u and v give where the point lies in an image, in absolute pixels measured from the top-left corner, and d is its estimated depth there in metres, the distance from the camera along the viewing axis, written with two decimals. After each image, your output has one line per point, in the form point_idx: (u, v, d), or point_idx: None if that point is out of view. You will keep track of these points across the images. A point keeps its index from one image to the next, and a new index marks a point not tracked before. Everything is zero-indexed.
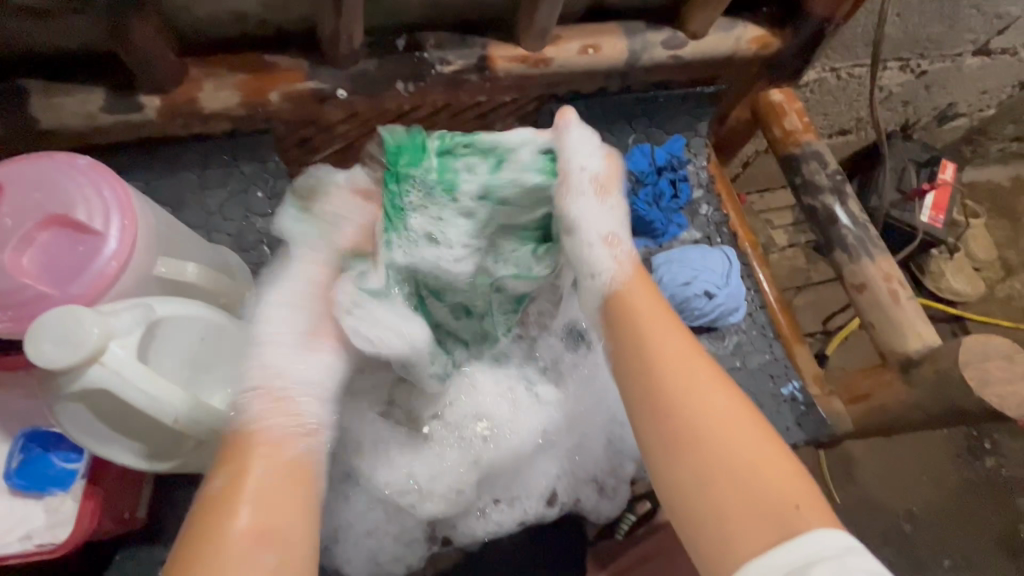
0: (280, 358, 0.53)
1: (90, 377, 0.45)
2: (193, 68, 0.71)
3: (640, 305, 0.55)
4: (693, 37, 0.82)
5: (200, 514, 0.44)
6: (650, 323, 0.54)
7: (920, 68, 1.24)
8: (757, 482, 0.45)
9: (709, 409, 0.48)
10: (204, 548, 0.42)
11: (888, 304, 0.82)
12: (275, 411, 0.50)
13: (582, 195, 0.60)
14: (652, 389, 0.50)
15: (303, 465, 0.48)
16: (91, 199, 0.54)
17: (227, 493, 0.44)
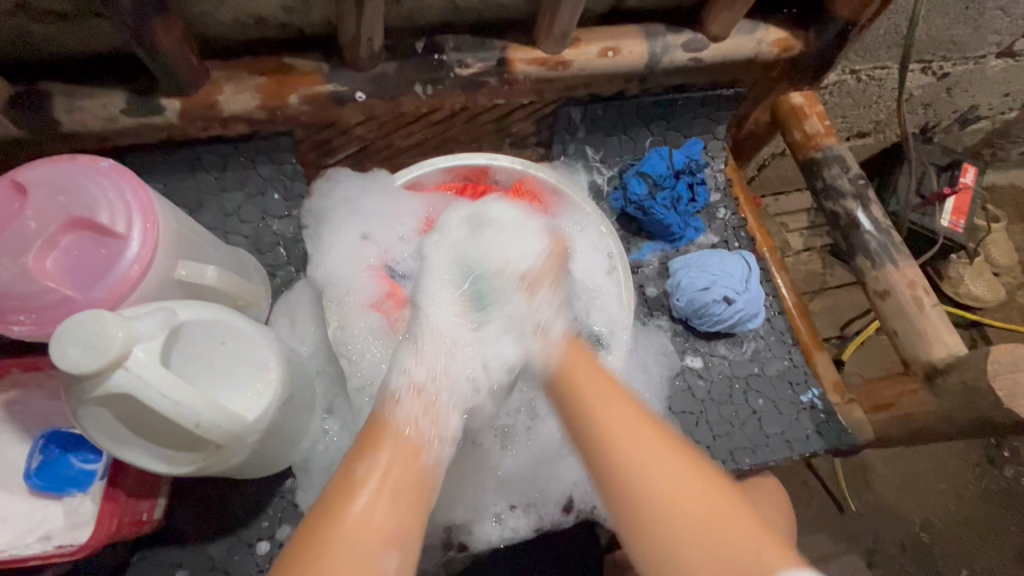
0: (434, 358, 0.60)
1: (115, 382, 0.45)
2: (214, 70, 0.71)
3: (584, 370, 0.58)
4: (714, 39, 0.81)
5: (326, 503, 0.50)
6: (591, 387, 0.56)
7: (943, 70, 1.22)
8: (708, 513, 0.48)
9: (657, 448, 0.51)
10: (329, 536, 0.47)
11: (913, 311, 0.81)
12: (413, 408, 0.56)
13: (517, 291, 0.64)
14: (616, 431, 0.53)
15: (430, 477, 0.54)
16: (114, 202, 0.54)
17: (356, 486, 0.50)
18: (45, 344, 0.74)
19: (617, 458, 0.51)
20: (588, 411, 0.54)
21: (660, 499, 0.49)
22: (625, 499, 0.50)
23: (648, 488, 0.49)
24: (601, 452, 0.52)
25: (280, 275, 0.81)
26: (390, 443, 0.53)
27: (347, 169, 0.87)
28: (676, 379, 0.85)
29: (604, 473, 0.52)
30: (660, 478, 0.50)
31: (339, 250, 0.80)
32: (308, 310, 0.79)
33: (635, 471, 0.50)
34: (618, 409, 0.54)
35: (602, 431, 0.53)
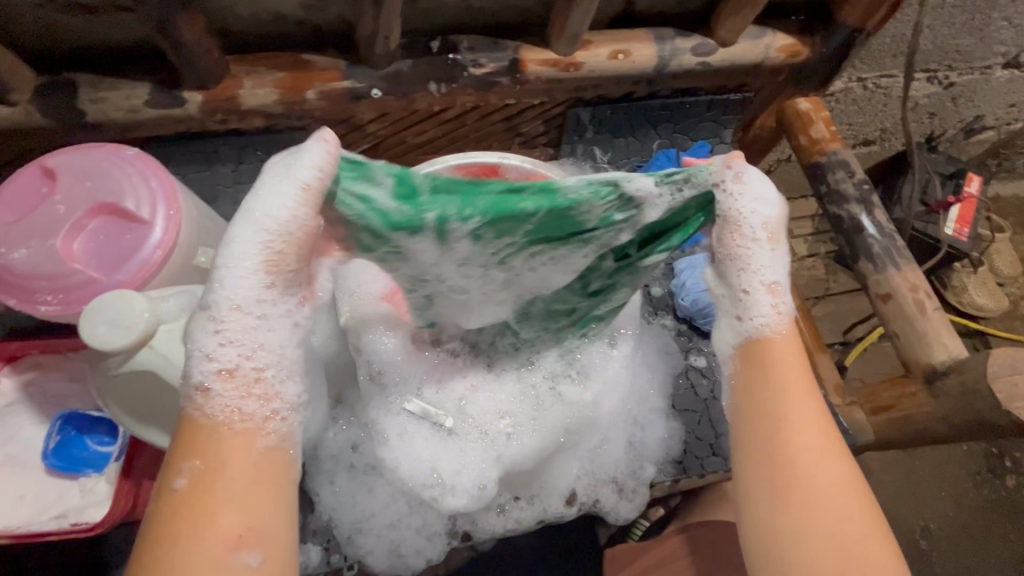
0: (268, 335, 0.45)
1: (139, 359, 0.47)
2: (234, 65, 0.73)
3: (781, 357, 0.52)
4: (722, 44, 0.83)
5: (163, 514, 0.41)
6: (782, 372, 0.52)
7: (948, 80, 1.23)
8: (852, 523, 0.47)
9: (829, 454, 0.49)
10: (175, 551, 0.39)
11: (914, 314, 0.82)
12: (229, 393, 0.44)
13: (749, 246, 0.52)
14: (780, 417, 0.50)
15: (276, 460, 0.44)
16: (139, 189, 0.56)
17: (176, 502, 0.41)
18: (64, 328, 0.76)
19: (784, 443, 0.49)
20: (778, 387, 0.51)
21: (811, 492, 0.47)
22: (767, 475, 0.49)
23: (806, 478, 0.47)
24: (758, 421, 0.50)
25: None
26: (208, 445, 0.42)
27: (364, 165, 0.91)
28: (682, 377, 0.85)
29: (755, 445, 0.50)
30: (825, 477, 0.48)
31: None
32: None
33: (801, 461, 0.48)
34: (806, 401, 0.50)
35: (775, 412, 0.50)
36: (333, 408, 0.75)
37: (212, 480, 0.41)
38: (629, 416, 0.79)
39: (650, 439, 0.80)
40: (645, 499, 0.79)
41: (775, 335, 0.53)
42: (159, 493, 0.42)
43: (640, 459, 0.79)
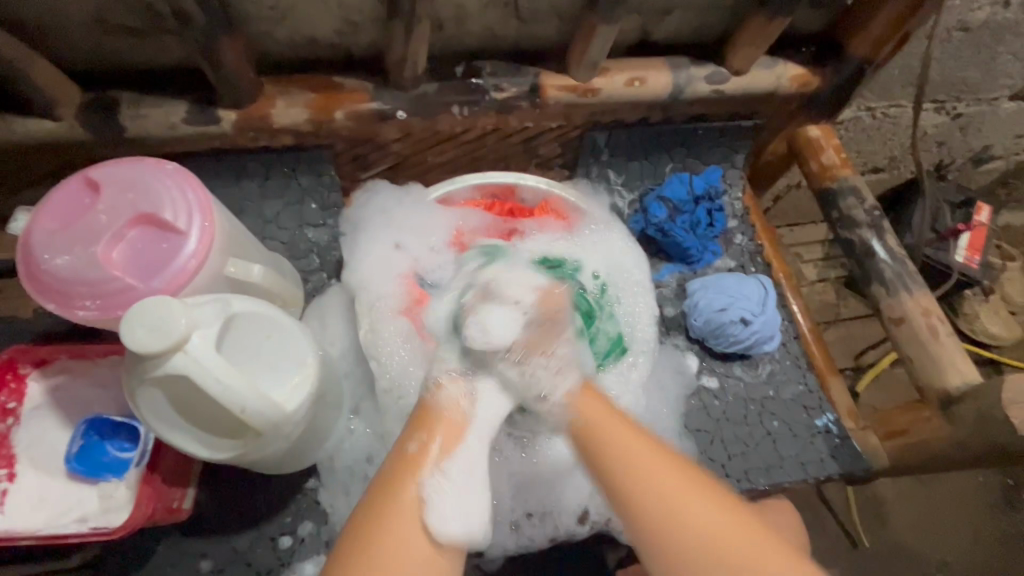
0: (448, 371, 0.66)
1: (174, 364, 0.48)
2: (268, 86, 0.76)
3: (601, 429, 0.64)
4: (735, 72, 0.86)
5: (383, 485, 0.59)
6: (605, 420, 0.64)
7: (956, 110, 1.26)
8: (730, 525, 0.57)
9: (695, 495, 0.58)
10: (384, 511, 0.56)
11: (929, 340, 0.81)
12: (453, 389, 0.65)
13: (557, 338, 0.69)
14: (637, 470, 0.60)
15: (463, 438, 0.62)
16: (177, 201, 0.58)
17: (414, 463, 0.60)
18: (92, 334, 0.78)
19: (648, 496, 0.58)
20: (624, 466, 0.60)
21: (687, 513, 0.57)
22: (664, 515, 0.57)
23: (674, 509, 0.57)
24: (623, 480, 0.60)
25: (312, 281, 0.87)
26: (438, 429, 0.62)
27: (387, 182, 0.93)
28: (693, 398, 0.88)
29: (645, 501, 0.59)
30: (685, 500, 0.58)
31: (372, 258, 0.83)
32: (339, 316, 0.83)
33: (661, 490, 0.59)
34: (637, 443, 0.62)
35: (636, 473, 0.60)
36: (349, 419, 0.77)
37: (424, 455, 0.60)
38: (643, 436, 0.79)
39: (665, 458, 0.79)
40: None
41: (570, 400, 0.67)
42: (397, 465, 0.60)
43: None
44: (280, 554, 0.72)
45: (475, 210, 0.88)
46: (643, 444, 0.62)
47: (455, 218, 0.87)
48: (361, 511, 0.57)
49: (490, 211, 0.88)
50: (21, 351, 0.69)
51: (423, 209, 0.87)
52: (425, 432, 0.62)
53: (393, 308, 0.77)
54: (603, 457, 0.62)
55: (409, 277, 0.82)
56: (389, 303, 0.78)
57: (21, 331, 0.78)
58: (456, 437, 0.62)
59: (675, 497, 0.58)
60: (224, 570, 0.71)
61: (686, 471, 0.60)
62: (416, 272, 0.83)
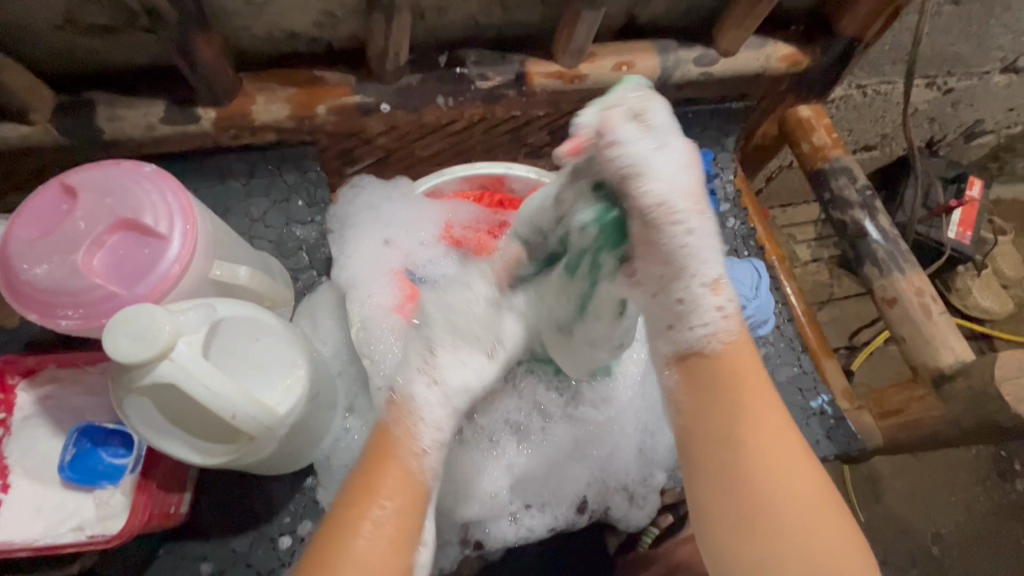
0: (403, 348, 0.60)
1: (161, 373, 0.47)
2: (248, 82, 0.75)
3: (736, 368, 0.47)
4: (724, 54, 0.84)
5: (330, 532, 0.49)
6: (753, 388, 0.46)
7: (947, 85, 1.25)
8: (833, 533, 0.45)
9: (803, 484, 0.45)
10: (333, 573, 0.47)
11: (921, 319, 0.80)
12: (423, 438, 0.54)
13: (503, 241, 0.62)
14: (770, 489, 0.44)
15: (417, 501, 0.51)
16: (157, 205, 0.57)
17: (364, 503, 0.50)
18: (81, 342, 0.77)
19: (768, 511, 0.44)
20: (753, 470, 0.45)
21: (811, 549, 0.44)
22: (784, 549, 0.44)
23: (806, 527, 0.44)
24: (742, 490, 0.45)
25: (303, 278, 0.86)
26: (394, 491, 0.50)
27: (372, 176, 0.91)
28: None
29: (731, 498, 0.45)
30: (809, 521, 0.44)
31: (362, 254, 0.83)
32: (327, 315, 0.82)
33: (759, 481, 0.45)
34: (777, 444, 0.46)
35: (770, 484, 0.44)
36: (345, 418, 0.77)
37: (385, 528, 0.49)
38: (642, 424, 0.79)
39: (662, 447, 0.80)
40: (655, 505, 0.80)
41: (726, 344, 0.47)
42: (353, 508, 0.49)
43: (651, 466, 0.80)
44: (281, 554, 0.73)
45: (464, 202, 0.86)
46: (775, 448, 0.45)
47: (445, 211, 0.86)
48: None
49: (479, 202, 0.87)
50: (9, 362, 0.68)
51: (410, 203, 0.86)
52: (372, 499, 0.50)
53: (383, 306, 0.78)
54: (723, 456, 0.46)
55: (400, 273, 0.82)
56: (379, 299, 0.78)
57: (7, 340, 0.77)
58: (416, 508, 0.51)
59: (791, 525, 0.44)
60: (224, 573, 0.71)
61: (809, 498, 0.45)
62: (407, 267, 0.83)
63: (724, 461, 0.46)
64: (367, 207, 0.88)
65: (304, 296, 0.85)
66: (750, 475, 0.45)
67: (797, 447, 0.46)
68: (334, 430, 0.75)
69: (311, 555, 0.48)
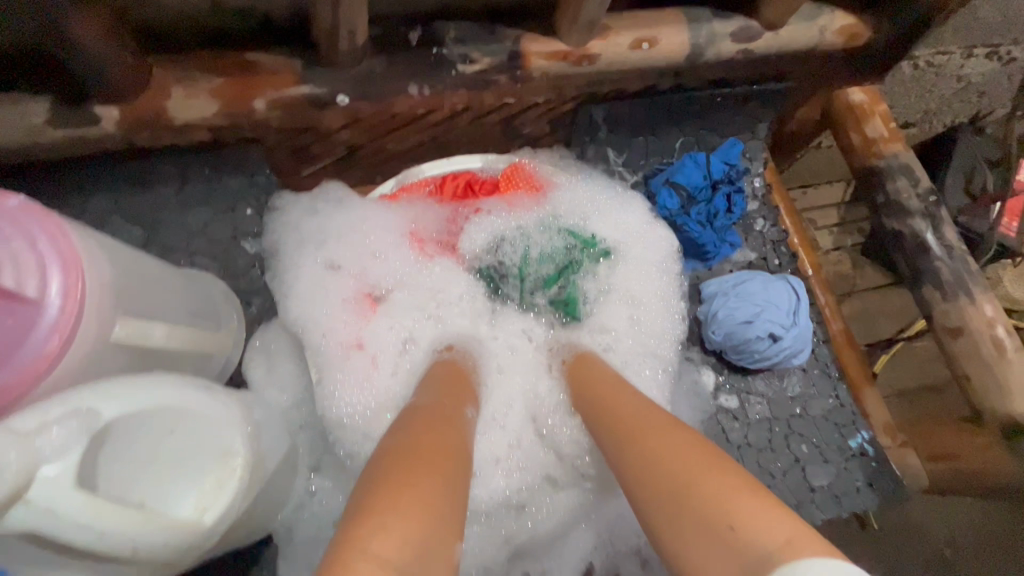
0: (360, 369, 0.66)
1: (15, 519, 0.33)
2: (160, 69, 0.57)
3: (599, 382, 0.58)
4: (769, 26, 0.67)
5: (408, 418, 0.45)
6: (625, 401, 0.52)
7: (1010, 55, 1.08)
8: (699, 461, 0.39)
9: (673, 435, 0.43)
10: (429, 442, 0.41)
11: (991, 358, 0.66)
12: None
13: (480, 224, 0.75)
14: (642, 448, 0.44)
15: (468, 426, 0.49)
16: (23, 255, 0.42)
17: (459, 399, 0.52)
18: None
19: (650, 470, 0.41)
20: (631, 433, 0.46)
21: (683, 491, 0.37)
22: (659, 495, 0.39)
23: (676, 468, 0.39)
24: (627, 458, 0.45)
25: (255, 304, 0.71)
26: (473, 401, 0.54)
27: (291, 194, 0.74)
28: (710, 422, 0.77)
29: (634, 476, 0.43)
30: (672, 467, 0.39)
31: (310, 283, 0.70)
32: (287, 355, 0.69)
33: (645, 445, 0.44)
34: (652, 420, 0.46)
35: (641, 444, 0.44)
36: (309, 479, 0.65)
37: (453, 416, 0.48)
38: None
39: None
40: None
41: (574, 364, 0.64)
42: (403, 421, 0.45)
43: None
44: None
45: (425, 200, 0.75)
46: (652, 421, 0.46)
47: (408, 218, 0.74)
48: (404, 440, 0.41)
49: (442, 195, 0.75)
50: None
51: (358, 211, 0.73)
52: (455, 403, 0.51)
53: (346, 342, 0.67)
54: (614, 436, 0.48)
55: (365, 296, 0.70)
56: (341, 334, 0.67)
57: None
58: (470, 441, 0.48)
59: (667, 474, 0.39)
60: None
61: (697, 443, 0.41)
62: (369, 288, 0.71)
63: (616, 440, 0.48)
64: (307, 233, 0.72)
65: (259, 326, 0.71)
66: (639, 441, 0.45)
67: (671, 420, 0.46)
68: (296, 494, 0.63)
69: (418, 413, 0.46)
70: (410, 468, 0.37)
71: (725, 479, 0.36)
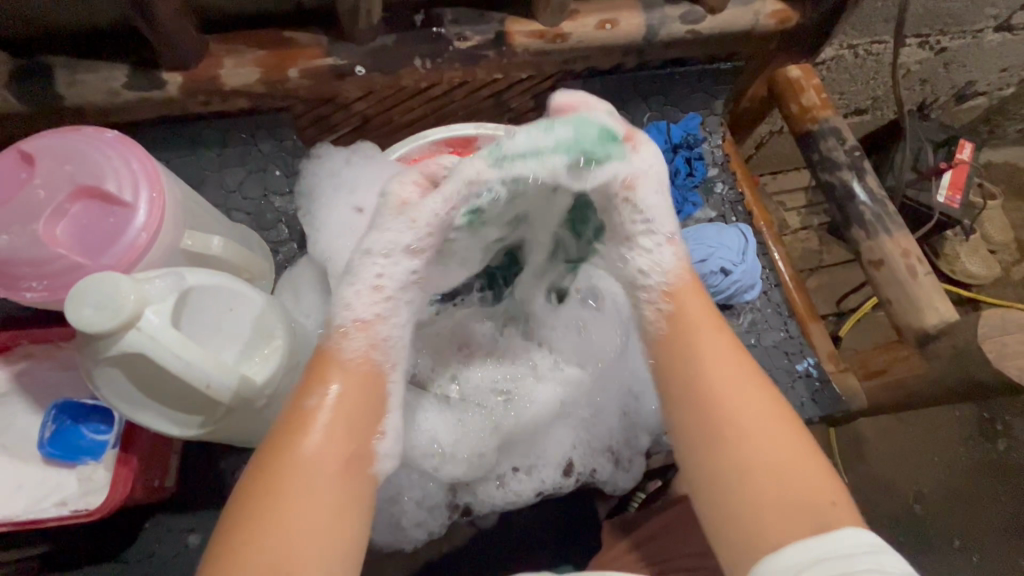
0: None
1: (128, 343, 0.46)
2: (214, 44, 0.71)
3: (694, 314, 0.56)
4: (711, 10, 0.81)
5: (265, 448, 0.48)
6: (708, 340, 0.55)
7: (940, 45, 1.22)
8: (790, 440, 0.50)
9: (762, 400, 0.52)
10: (274, 475, 0.46)
11: (905, 279, 0.80)
12: (358, 341, 0.52)
13: None
14: (729, 407, 0.51)
15: (314, 413, 0.49)
16: (120, 171, 0.55)
17: (307, 421, 0.48)
18: (55, 320, 0.74)
19: (739, 437, 0.50)
20: (713, 400, 0.52)
21: (779, 472, 0.49)
22: (749, 460, 0.49)
23: (769, 438, 0.50)
24: (713, 409, 0.52)
25: (282, 252, 0.84)
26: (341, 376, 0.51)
27: (331, 146, 0.87)
28: None
29: (710, 437, 0.51)
30: (765, 449, 0.49)
31: (332, 223, 0.81)
32: (310, 288, 0.81)
33: (732, 403, 0.52)
34: (743, 386, 0.52)
35: (736, 411, 0.51)
36: None
37: (305, 414, 0.49)
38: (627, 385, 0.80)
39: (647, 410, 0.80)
40: (641, 467, 0.80)
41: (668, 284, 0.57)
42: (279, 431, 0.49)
43: (635, 429, 0.80)
44: None
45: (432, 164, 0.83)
46: (744, 385, 0.52)
47: None
48: (256, 477, 0.47)
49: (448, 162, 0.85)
50: None
51: (375, 166, 0.84)
52: (311, 389, 0.50)
53: None
54: (685, 398, 0.54)
55: None
56: None
57: None
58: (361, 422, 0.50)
59: (757, 443, 0.50)
60: (211, 545, 0.72)
61: (778, 414, 0.52)
62: None
63: (681, 385, 0.54)
64: (327, 185, 0.85)
65: (286, 268, 0.83)
66: (720, 402, 0.52)
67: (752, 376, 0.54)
68: None
69: (275, 431, 0.49)
70: (256, 514, 0.44)
71: (806, 464, 0.49)
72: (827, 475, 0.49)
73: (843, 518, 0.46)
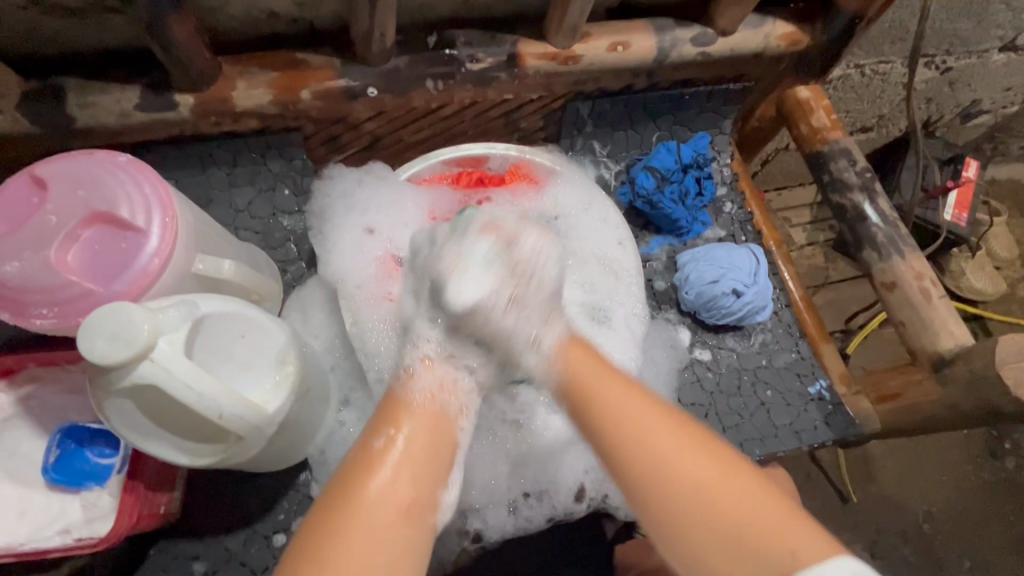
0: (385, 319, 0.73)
1: (139, 373, 0.45)
2: (227, 66, 0.71)
3: (585, 373, 0.59)
4: (722, 33, 0.81)
5: (328, 501, 0.51)
6: (597, 379, 0.59)
7: (946, 64, 1.23)
8: (718, 477, 0.50)
9: (672, 441, 0.52)
10: (340, 513, 0.49)
11: (920, 303, 0.80)
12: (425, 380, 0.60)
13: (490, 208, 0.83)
14: (630, 445, 0.53)
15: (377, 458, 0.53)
16: (133, 196, 0.55)
17: (374, 462, 0.52)
18: (62, 342, 0.73)
19: (650, 476, 0.52)
20: (604, 425, 0.55)
21: (718, 505, 0.49)
22: (671, 510, 0.51)
23: (693, 488, 0.50)
24: (620, 464, 0.54)
25: (291, 271, 0.83)
26: (409, 419, 0.57)
27: (342, 166, 0.87)
28: (686, 371, 0.87)
29: (625, 472, 0.54)
30: (699, 491, 0.50)
31: (343, 245, 0.81)
32: (320, 309, 0.80)
33: (644, 450, 0.53)
34: (653, 421, 0.54)
35: (617, 435, 0.54)
36: (339, 411, 0.75)
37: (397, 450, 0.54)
38: None
39: None
40: None
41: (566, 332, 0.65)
42: (348, 475, 0.52)
43: None
44: (275, 551, 0.72)
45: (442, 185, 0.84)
46: (685, 455, 0.52)
47: (428, 199, 0.83)
48: (321, 511, 0.50)
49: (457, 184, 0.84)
50: None
51: (389, 186, 0.84)
52: (387, 427, 0.56)
53: (375, 294, 0.75)
54: (588, 425, 0.58)
55: (389, 258, 0.79)
56: (371, 289, 0.76)
57: None
58: (435, 438, 0.57)
59: (682, 490, 0.50)
60: (218, 572, 0.70)
61: (705, 453, 0.52)
62: (393, 252, 0.80)
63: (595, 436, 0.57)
64: (341, 204, 0.85)
65: (294, 288, 0.82)
66: (634, 463, 0.53)
67: (654, 416, 0.55)
68: (328, 423, 0.73)
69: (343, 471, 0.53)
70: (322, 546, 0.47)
71: (754, 505, 0.49)
72: (776, 504, 0.49)
73: (796, 546, 0.47)
